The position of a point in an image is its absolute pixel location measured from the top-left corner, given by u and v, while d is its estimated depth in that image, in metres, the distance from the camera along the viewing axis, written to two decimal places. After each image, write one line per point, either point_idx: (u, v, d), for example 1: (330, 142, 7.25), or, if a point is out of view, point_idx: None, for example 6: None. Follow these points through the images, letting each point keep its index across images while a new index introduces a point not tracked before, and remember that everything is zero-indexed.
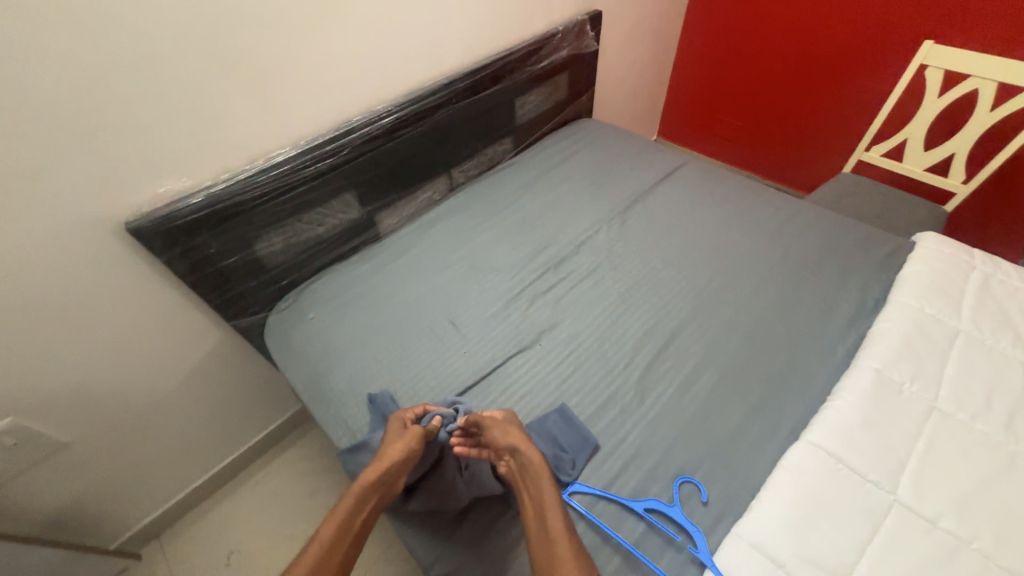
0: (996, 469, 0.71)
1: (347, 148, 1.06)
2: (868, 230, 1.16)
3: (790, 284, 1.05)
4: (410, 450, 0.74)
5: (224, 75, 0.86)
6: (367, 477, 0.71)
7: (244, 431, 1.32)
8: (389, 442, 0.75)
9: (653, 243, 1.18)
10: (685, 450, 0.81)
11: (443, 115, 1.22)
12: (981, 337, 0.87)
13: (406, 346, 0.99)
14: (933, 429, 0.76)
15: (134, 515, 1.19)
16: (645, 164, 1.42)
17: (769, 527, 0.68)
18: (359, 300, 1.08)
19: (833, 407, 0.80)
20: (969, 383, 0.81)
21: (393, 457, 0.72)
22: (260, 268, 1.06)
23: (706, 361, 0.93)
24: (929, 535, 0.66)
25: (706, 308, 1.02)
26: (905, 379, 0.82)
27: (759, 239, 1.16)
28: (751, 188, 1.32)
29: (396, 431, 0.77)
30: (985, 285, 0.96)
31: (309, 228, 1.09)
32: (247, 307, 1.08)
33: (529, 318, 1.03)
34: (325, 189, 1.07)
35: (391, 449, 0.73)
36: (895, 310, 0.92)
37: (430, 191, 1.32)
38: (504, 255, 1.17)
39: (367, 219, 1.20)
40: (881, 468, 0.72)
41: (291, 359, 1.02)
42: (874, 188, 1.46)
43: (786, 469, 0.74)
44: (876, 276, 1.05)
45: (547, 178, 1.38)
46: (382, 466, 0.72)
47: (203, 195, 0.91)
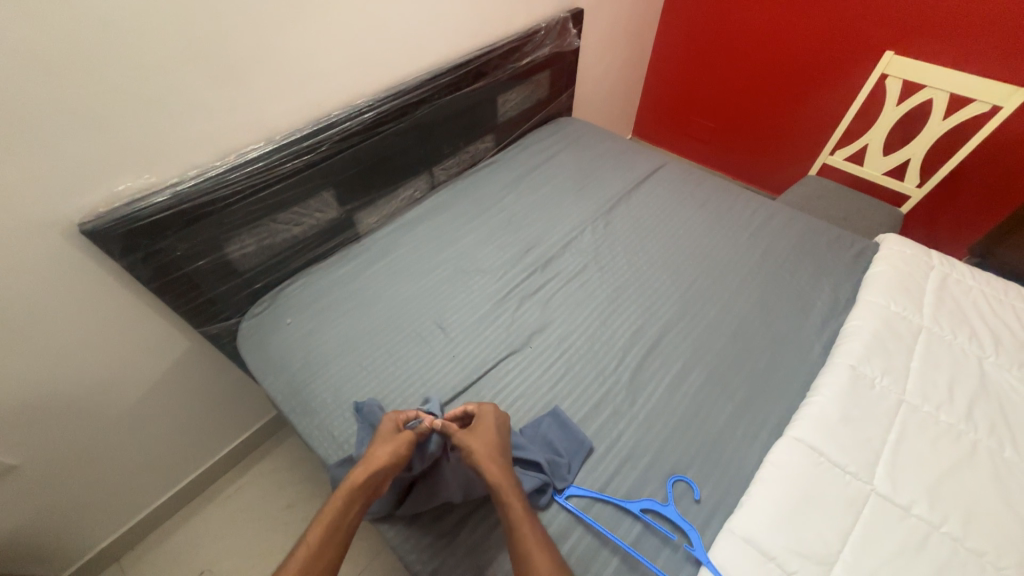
0: (960, 457, 0.76)
1: (326, 144, 1.01)
2: (838, 231, 1.22)
3: (769, 283, 1.09)
4: (398, 454, 0.71)
5: (194, 66, 0.80)
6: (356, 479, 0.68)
7: (213, 443, 1.24)
8: (377, 443, 0.73)
9: (638, 243, 1.20)
10: (677, 450, 0.82)
11: (425, 111, 1.18)
12: (941, 333, 0.93)
13: (393, 351, 0.96)
14: (903, 420, 0.81)
15: (91, 539, 1.10)
16: (627, 164, 1.43)
17: (761, 521, 0.71)
18: (341, 304, 1.04)
19: (814, 403, 0.84)
20: (934, 376, 0.86)
21: (382, 460, 0.70)
22: (232, 271, 0.99)
23: (693, 361, 0.95)
24: (904, 521, 0.70)
25: (691, 308, 1.05)
26: (877, 374, 0.87)
27: (738, 239, 1.20)
28: (728, 189, 1.36)
29: (382, 433, 0.74)
30: (943, 284, 1.03)
31: (284, 228, 1.03)
32: (217, 313, 1.01)
33: (518, 320, 1.02)
34: (303, 187, 1.02)
35: (378, 454, 0.71)
36: (865, 308, 0.98)
37: (412, 189, 1.28)
38: (490, 255, 1.15)
39: (346, 219, 1.15)
40: (860, 460, 0.76)
41: (268, 367, 0.97)
42: (838, 190, 1.53)
43: (774, 464, 0.77)
44: (846, 276, 1.10)
45: (531, 177, 1.37)
46: (366, 467, 0.69)
47: (169, 194, 0.84)
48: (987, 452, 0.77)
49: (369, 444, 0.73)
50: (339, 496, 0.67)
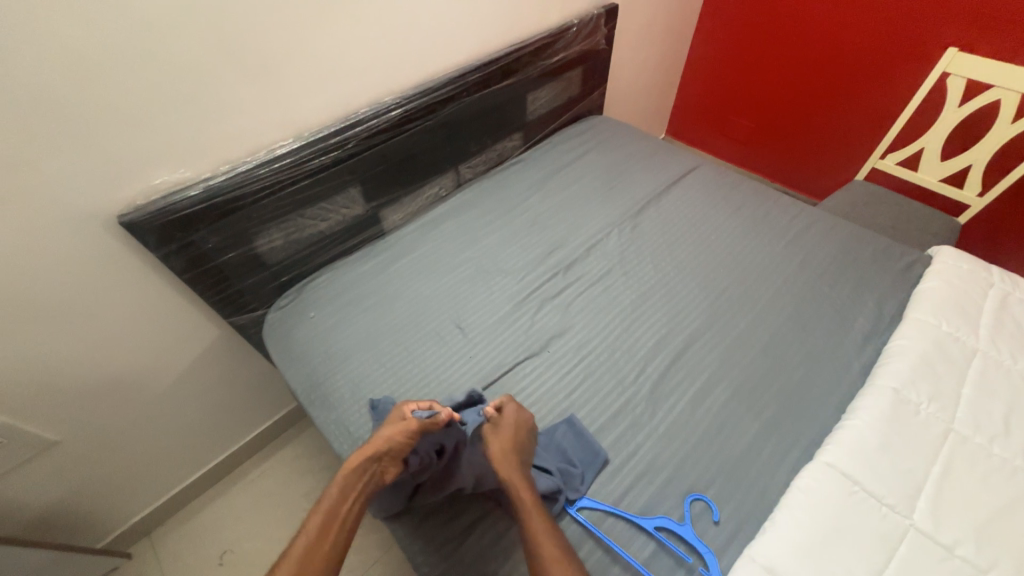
0: (1013, 497, 0.69)
1: (352, 141, 1.01)
2: (886, 242, 1.13)
3: (805, 295, 1.03)
4: (394, 441, 0.70)
5: (228, 65, 0.82)
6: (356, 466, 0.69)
7: (239, 428, 1.29)
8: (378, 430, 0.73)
9: (666, 248, 1.15)
10: (698, 467, 0.79)
11: (452, 109, 1.17)
12: (999, 358, 0.85)
13: (412, 349, 0.96)
14: (949, 452, 0.74)
15: (126, 512, 1.16)
16: (658, 165, 1.38)
17: (784, 550, 0.67)
18: (364, 299, 1.05)
19: (850, 427, 0.79)
20: (988, 406, 0.79)
21: (379, 448, 0.69)
22: (260, 264, 1.02)
23: (719, 374, 0.91)
24: (944, 563, 0.65)
25: (719, 319, 1.00)
26: (922, 400, 0.80)
27: (773, 247, 1.14)
28: (766, 194, 1.29)
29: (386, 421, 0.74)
30: (1004, 304, 0.94)
31: (312, 223, 1.05)
32: (246, 305, 1.05)
33: (538, 323, 1.01)
34: (331, 182, 1.03)
35: (375, 441, 0.70)
36: (913, 328, 0.90)
37: (437, 186, 1.28)
38: (513, 256, 1.14)
39: (372, 215, 1.16)
40: (898, 492, 0.71)
41: (292, 359, 0.99)
42: (887, 197, 1.43)
43: (801, 490, 0.73)
44: (892, 291, 1.03)
45: (558, 177, 1.34)
46: (362, 452, 0.70)
47: (201, 188, 0.87)
48: None
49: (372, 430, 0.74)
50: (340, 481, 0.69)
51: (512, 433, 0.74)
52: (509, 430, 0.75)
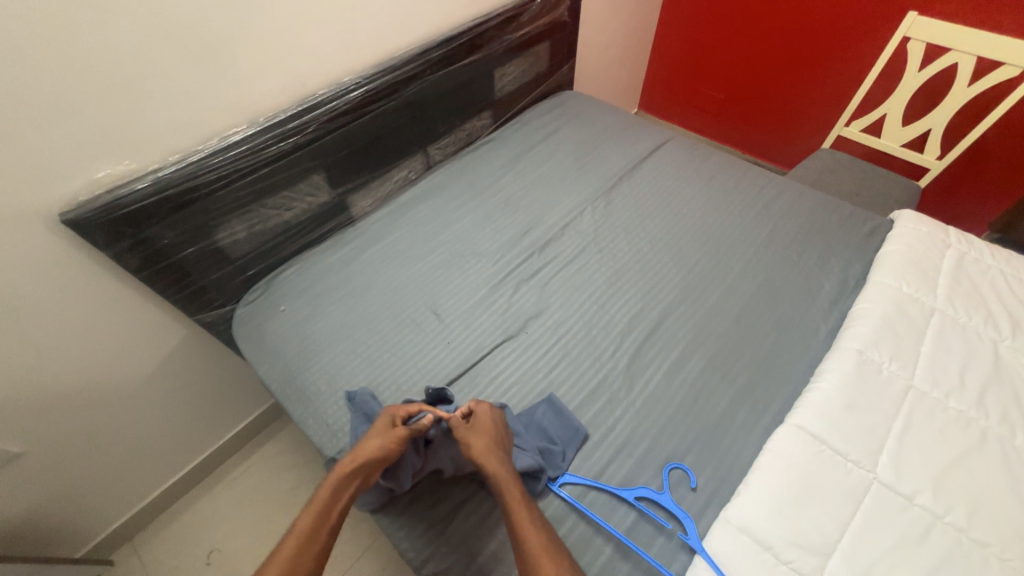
0: (968, 446, 0.74)
1: (312, 125, 0.97)
2: (851, 209, 1.16)
3: (775, 264, 1.05)
4: (390, 448, 0.69)
5: (170, 47, 0.77)
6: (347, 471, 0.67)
7: (217, 427, 1.26)
8: (371, 436, 0.71)
9: (639, 223, 1.16)
10: (675, 437, 0.81)
11: (416, 88, 1.13)
12: (955, 315, 0.89)
13: (388, 338, 0.95)
14: (910, 408, 0.78)
15: (104, 518, 1.13)
16: (629, 140, 1.37)
17: (758, 510, 0.70)
18: (335, 290, 1.02)
19: (818, 389, 0.81)
20: (944, 361, 0.83)
21: (375, 453, 0.68)
22: (223, 259, 0.98)
23: (694, 346, 0.92)
24: (906, 512, 0.68)
25: (693, 291, 1.01)
26: (884, 359, 0.84)
27: (743, 217, 1.15)
28: (736, 165, 1.30)
29: (378, 426, 0.73)
30: (960, 263, 0.98)
31: (274, 213, 1.01)
32: (211, 301, 1.01)
33: (515, 305, 1.00)
34: (292, 169, 0.99)
35: (372, 447, 0.69)
36: (876, 291, 0.93)
37: (406, 169, 1.24)
38: (487, 238, 1.12)
39: (339, 202, 1.13)
40: (862, 448, 0.74)
41: (264, 354, 0.96)
42: (853, 164, 1.46)
43: (773, 452, 0.75)
44: (856, 256, 1.06)
45: (530, 156, 1.32)
46: (359, 458, 0.68)
47: (150, 180, 0.82)
48: (997, 442, 0.74)
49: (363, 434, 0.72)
50: (331, 487, 0.66)
51: (490, 429, 0.74)
52: (486, 424, 0.75)
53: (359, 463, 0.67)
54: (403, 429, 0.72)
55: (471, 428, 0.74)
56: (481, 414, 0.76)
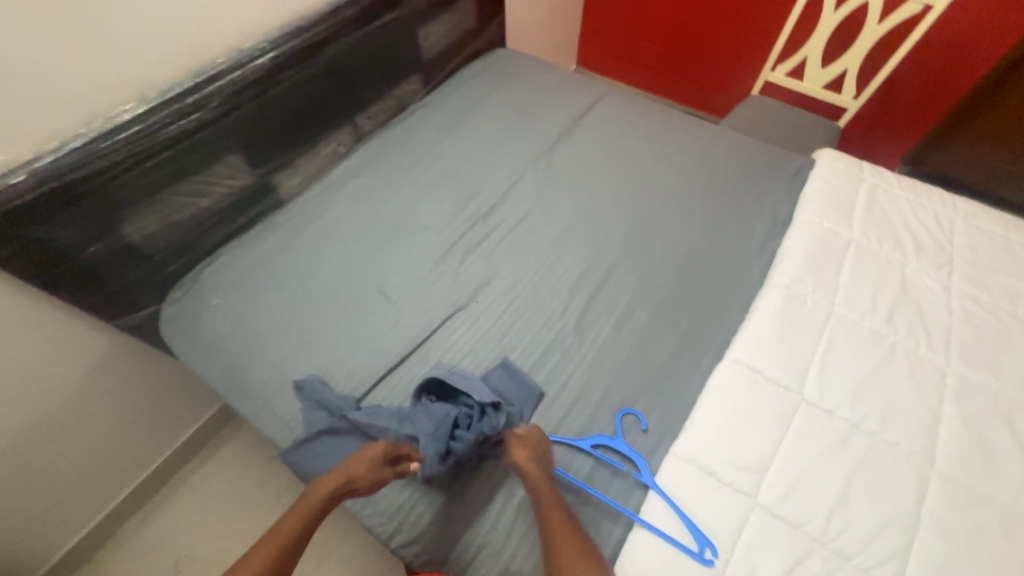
0: (880, 360, 0.82)
1: (216, 99, 0.88)
2: (778, 151, 1.21)
3: (711, 211, 1.09)
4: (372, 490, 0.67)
5: (25, 11, 0.66)
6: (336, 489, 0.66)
7: (165, 435, 1.18)
8: (360, 465, 0.67)
9: (581, 181, 1.15)
10: (626, 384, 0.84)
11: (333, 53, 1.05)
12: (869, 244, 0.97)
13: (334, 321, 0.91)
14: (831, 332, 0.85)
15: (51, 543, 1.06)
16: (566, 97, 1.35)
17: (703, 441, 0.75)
18: (270, 278, 0.97)
19: (752, 325, 0.87)
20: (860, 287, 0.90)
21: (357, 489, 0.66)
22: (136, 255, 0.89)
23: (640, 297, 0.95)
24: (829, 424, 0.76)
25: (636, 244, 1.04)
26: (809, 291, 0.90)
27: (680, 167, 1.18)
28: (671, 116, 1.31)
29: (370, 456, 0.67)
30: (873, 195, 1.05)
31: (190, 201, 0.92)
32: (127, 301, 0.91)
33: (463, 274, 0.99)
34: (202, 150, 0.90)
35: (357, 483, 0.66)
36: (801, 227, 0.99)
37: (334, 143, 1.16)
38: (429, 209, 1.09)
39: (264, 183, 1.04)
40: (791, 373, 0.80)
41: (201, 353, 0.90)
42: (781, 108, 1.52)
43: (714, 387, 0.80)
44: (784, 196, 1.11)
45: (466, 120, 1.27)
46: (342, 489, 0.66)
47: (27, 172, 0.72)
48: (904, 353, 0.83)
49: (352, 456, 0.68)
50: (307, 509, 0.65)
51: (540, 456, 0.71)
52: (535, 445, 0.71)
53: (339, 496, 0.66)
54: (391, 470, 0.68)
55: (528, 456, 0.70)
56: (532, 439, 0.72)
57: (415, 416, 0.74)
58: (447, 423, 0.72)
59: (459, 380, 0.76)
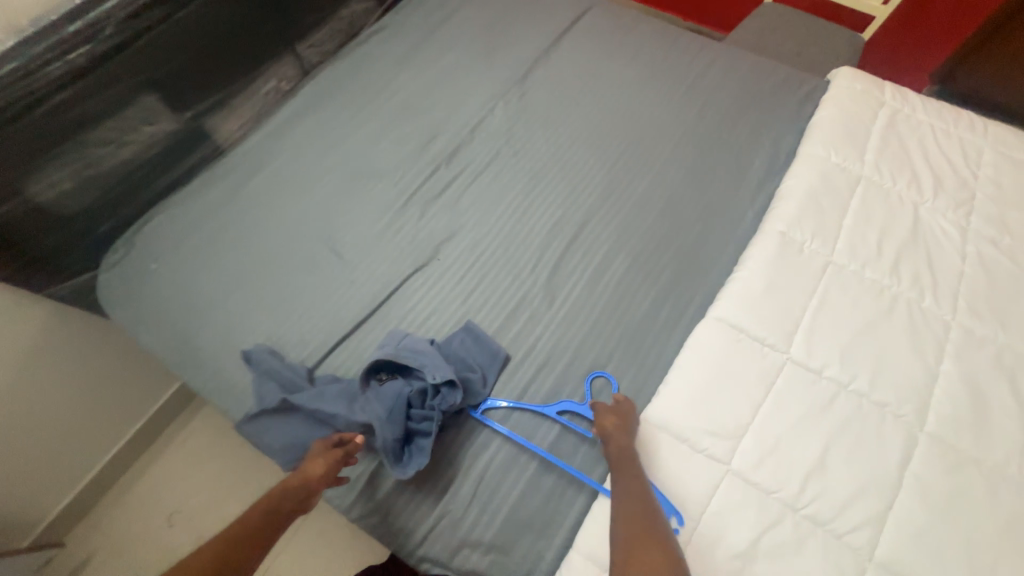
0: (878, 313, 0.74)
1: (110, 26, 0.74)
2: (786, 72, 1.05)
3: (703, 146, 0.96)
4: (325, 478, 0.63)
5: None
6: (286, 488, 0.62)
7: (140, 400, 1.16)
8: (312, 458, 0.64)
9: (558, 115, 1.01)
10: (597, 346, 0.78)
11: None
12: (881, 180, 0.85)
13: (283, 285, 0.84)
14: (827, 283, 0.76)
15: (37, 511, 1.05)
16: (543, 12, 1.16)
17: (677, 407, 0.70)
18: (212, 237, 0.88)
19: (739, 277, 0.78)
20: (865, 231, 0.80)
21: (309, 477, 0.63)
22: (53, 217, 0.80)
23: (618, 249, 0.86)
24: (815, 384, 0.70)
25: (617, 188, 0.92)
26: (806, 237, 0.80)
27: (671, 95, 1.03)
28: (664, 32, 1.13)
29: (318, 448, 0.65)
30: (891, 121, 0.92)
31: (104, 152, 0.82)
32: (62, 270, 0.85)
33: (423, 229, 0.89)
34: (106, 90, 0.77)
35: (310, 472, 0.63)
36: (805, 163, 0.87)
37: (274, 79, 1.02)
38: (384, 153, 0.97)
39: (193, 128, 0.93)
40: (778, 331, 0.73)
41: (144, 322, 0.84)
42: (797, 18, 1.31)
43: (692, 347, 0.73)
44: (789, 126, 0.97)
45: (425, 45, 1.10)
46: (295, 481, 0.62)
47: None
48: (906, 305, 0.75)
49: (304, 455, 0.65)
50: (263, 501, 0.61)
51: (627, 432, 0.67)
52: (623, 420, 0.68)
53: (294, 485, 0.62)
54: (341, 450, 0.65)
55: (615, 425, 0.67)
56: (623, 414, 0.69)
57: (367, 400, 0.69)
58: (401, 403, 0.68)
59: (411, 358, 0.71)
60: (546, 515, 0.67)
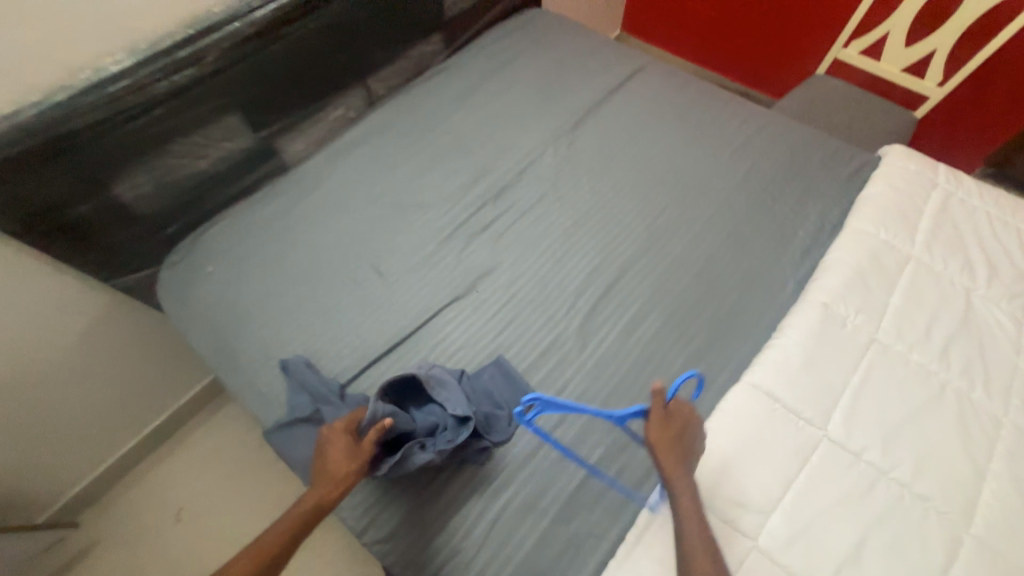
0: (924, 401, 0.71)
1: (212, 53, 0.82)
2: (837, 145, 1.06)
3: (747, 210, 0.97)
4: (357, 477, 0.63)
5: None
6: (320, 499, 0.61)
7: (170, 392, 1.20)
8: (336, 458, 0.63)
9: (604, 166, 1.05)
10: (626, 398, 0.77)
11: (343, 6, 0.96)
12: (931, 263, 0.84)
13: (327, 300, 0.87)
14: (870, 362, 0.74)
15: (59, 486, 1.10)
16: (598, 67, 1.22)
17: (705, 471, 0.68)
18: (266, 247, 0.93)
19: (777, 346, 0.77)
20: (913, 314, 0.78)
21: (340, 481, 0.62)
22: (129, 216, 0.87)
23: (654, 301, 0.87)
24: (852, 468, 0.67)
25: (658, 242, 0.94)
26: (850, 313, 0.79)
27: (718, 156, 1.05)
28: (715, 96, 1.17)
29: (340, 448, 0.64)
30: (944, 205, 0.91)
31: (183, 160, 0.88)
32: (127, 265, 0.91)
33: (465, 261, 0.92)
34: (197, 107, 0.85)
35: (338, 474, 0.62)
36: (852, 237, 0.87)
37: (343, 107, 1.09)
38: (434, 186, 1.01)
39: (264, 146, 0.99)
40: (815, 406, 0.71)
41: (192, 322, 0.89)
42: (848, 91, 1.33)
43: (724, 412, 0.72)
44: (836, 199, 0.97)
45: (482, 89, 1.17)
46: (326, 489, 0.61)
47: (11, 124, 0.69)
48: (955, 395, 0.72)
49: (324, 454, 0.64)
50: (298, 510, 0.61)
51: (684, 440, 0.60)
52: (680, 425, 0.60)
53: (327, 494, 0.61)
54: (367, 446, 0.64)
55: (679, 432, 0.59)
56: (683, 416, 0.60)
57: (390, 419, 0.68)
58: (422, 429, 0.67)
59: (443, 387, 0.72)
60: (557, 567, 0.66)
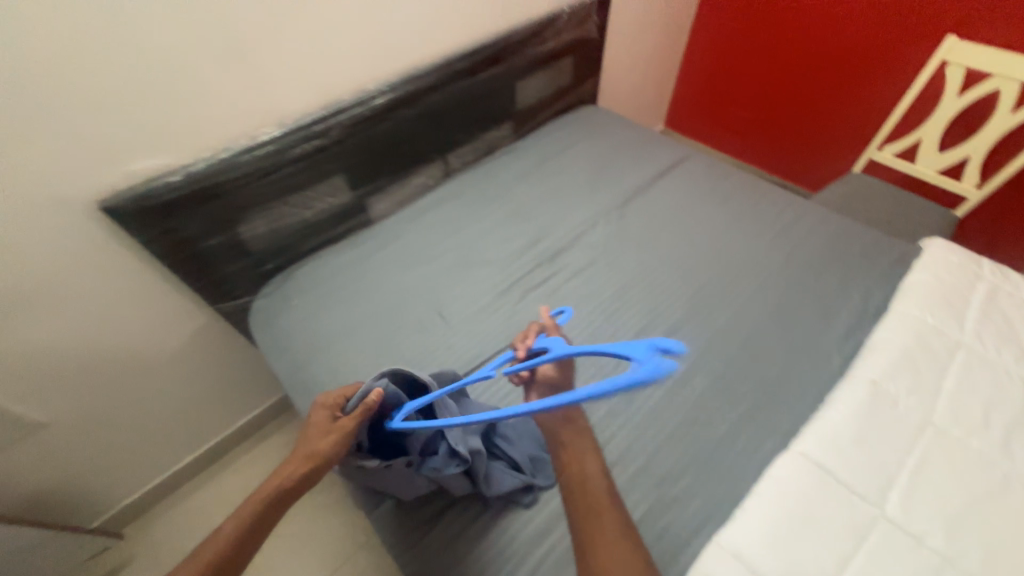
0: (988, 490, 0.69)
1: (335, 129, 1.02)
2: (876, 235, 1.12)
3: (789, 287, 1.02)
4: (329, 454, 0.65)
5: (205, 48, 0.83)
6: (295, 473, 0.65)
7: (230, 415, 1.29)
8: (314, 436, 0.67)
9: (651, 239, 1.15)
10: (671, 456, 0.79)
11: (439, 98, 1.17)
12: (982, 351, 0.84)
13: (395, 337, 0.97)
14: (925, 444, 0.74)
15: (118, 493, 1.18)
16: (647, 155, 1.37)
17: (752, 537, 0.67)
18: (347, 287, 1.06)
19: (826, 418, 0.78)
20: (967, 399, 0.78)
21: (313, 454, 0.65)
22: (242, 251, 1.03)
23: (699, 365, 0.91)
24: (914, 553, 0.64)
25: (702, 311, 0.99)
26: (900, 392, 0.79)
27: (760, 238, 1.13)
28: (756, 186, 1.28)
29: (318, 425, 0.68)
30: (992, 297, 0.93)
31: (294, 210, 1.06)
32: (229, 292, 1.06)
33: (520, 313, 1.01)
34: (315, 169, 1.04)
35: (312, 448, 0.66)
36: (897, 320, 0.89)
37: (424, 176, 1.27)
38: (496, 246, 1.14)
39: (357, 203, 1.17)
40: (870, 483, 0.70)
41: (274, 346, 1.00)
42: (885, 189, 1.41)
43: (772, 479, 0.72)
44: (879, 284, 1.02)
45: (542, 168, 1.33)
46: (301, 463, 0.66)
47: (183, 174, 0.88)
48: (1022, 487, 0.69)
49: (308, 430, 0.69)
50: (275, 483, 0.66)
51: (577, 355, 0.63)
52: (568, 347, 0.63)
53: (302, 469, 0.65)
54: (344, 424, 0.67)
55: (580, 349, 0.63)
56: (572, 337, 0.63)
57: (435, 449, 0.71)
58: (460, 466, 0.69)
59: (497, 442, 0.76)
60: None
